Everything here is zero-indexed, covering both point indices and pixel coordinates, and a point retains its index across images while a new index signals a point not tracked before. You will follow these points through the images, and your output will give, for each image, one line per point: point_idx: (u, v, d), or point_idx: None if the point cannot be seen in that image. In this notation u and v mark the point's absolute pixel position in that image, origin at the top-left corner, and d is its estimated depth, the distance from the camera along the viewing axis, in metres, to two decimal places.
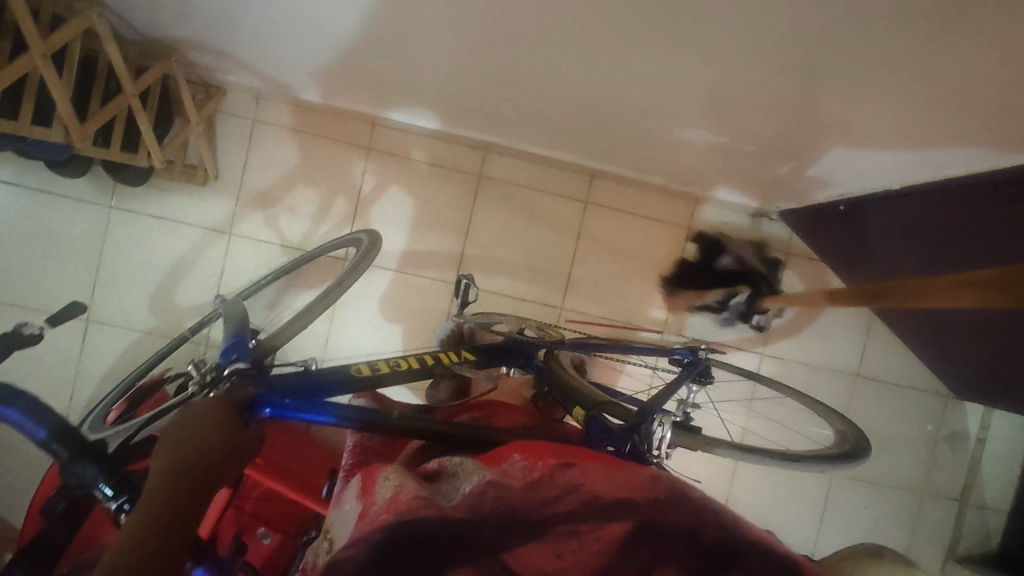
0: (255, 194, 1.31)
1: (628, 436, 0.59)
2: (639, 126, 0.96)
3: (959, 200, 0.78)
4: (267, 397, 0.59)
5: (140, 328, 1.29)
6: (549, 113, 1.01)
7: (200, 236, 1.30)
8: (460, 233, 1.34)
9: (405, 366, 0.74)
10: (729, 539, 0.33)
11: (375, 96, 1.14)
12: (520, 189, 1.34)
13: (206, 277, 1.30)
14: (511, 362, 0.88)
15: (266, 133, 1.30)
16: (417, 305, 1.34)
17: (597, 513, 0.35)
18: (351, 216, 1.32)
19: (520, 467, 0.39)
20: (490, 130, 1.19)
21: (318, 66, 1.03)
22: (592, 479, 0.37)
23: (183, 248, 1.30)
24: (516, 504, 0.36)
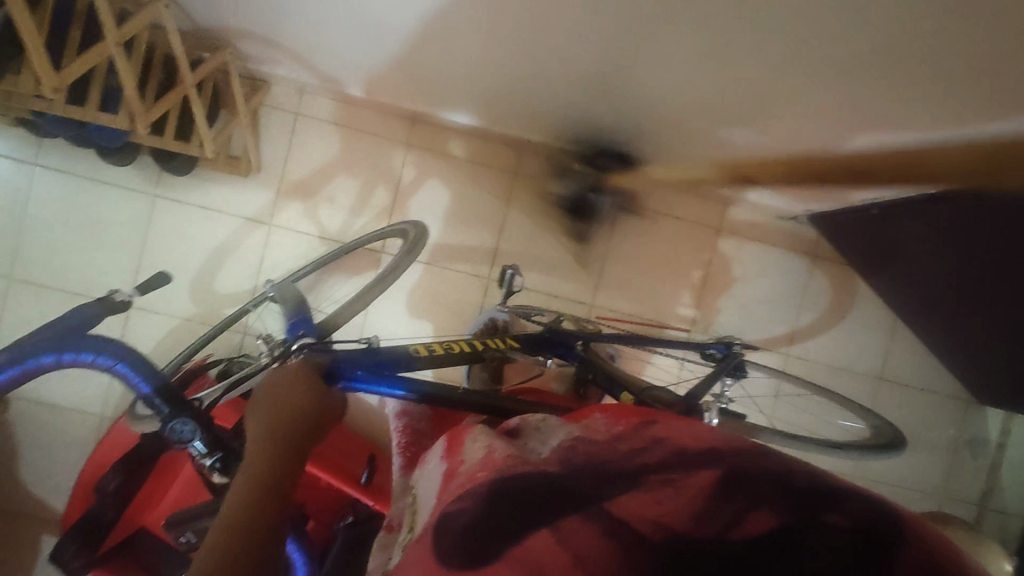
0: (293, 185, 1.31)
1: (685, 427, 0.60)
2: (690, 127, 0.97)
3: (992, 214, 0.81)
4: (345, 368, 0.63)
5: (179, 317, 1.30)
6: (601, 113, 1.01)
7: (239, 225, 1.31)
8: (495, 229, 1.35)
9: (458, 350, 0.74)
10: (819, 482, 0.32)
11: (425, 95, 1.15)
12: (557, 187, 1.35)
13: (244, 267, 1.32)
14: (550, 351, 0.83)
15: (307, 125, 1.31)
16: (451, 299, 1.35)
17: (690, 461, 0.34)
18: (389, 208, 1.33)
19: (604, 421, 0.39)
20: (533, 128, 1.20)
21: (374, 63, 1.04)
22: (673, 433, 0.36)
23: (221, 238, 1.31)
24: (608, 454, 0.35)
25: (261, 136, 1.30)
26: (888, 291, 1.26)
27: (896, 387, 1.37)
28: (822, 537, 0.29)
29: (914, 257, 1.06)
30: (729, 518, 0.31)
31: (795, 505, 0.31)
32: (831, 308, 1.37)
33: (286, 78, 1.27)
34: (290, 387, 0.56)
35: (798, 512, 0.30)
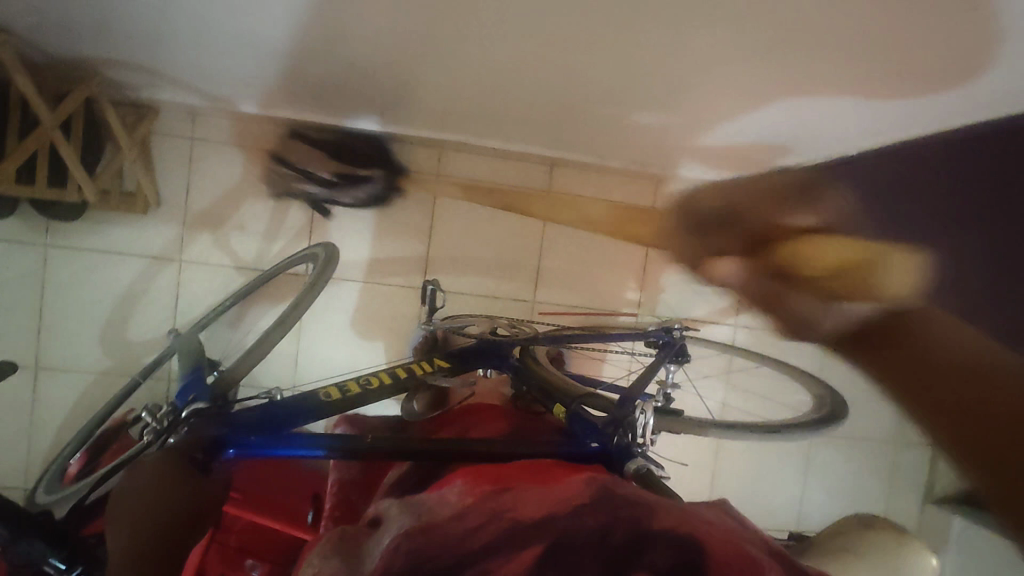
0: (198, 215, 1.29)
1: (616, 431, 0.74)
2: (582, 107, 0.99)
3: None
4: (231, 439, 0.71)
5: (101, 361, 1.30)
6: (483, 99, 1.02)
7: (144, 266, 1.29)
8: (422, 236, 1.35)
9: (375, 384, 0.87)
10: (632, 537, 0.46)
11: (314, 103, 1.13)
12: (477, 188, 1.34)
13: (163, 306, 1.30)
14: (486, 362, 1.02)
15: (206, 151, 1.28)
16: (383, 315, 1.36)
17: (512, 545, 0.46)
18: (306, 228, 1.32)
19: (444, 511, 0.50)
20: (443, 129, 1.19)
21: (253, 70, 1.02)
22: (505, 516, 0.49)
23: (129, 279, 1.29)
24: (434, 551, 0.46)
25: (157, 168, 1.26)
26: None
27: None
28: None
29: None
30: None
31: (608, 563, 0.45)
32: None
33: (174, 104, 1.23)
34: (154, 472, 0.64)
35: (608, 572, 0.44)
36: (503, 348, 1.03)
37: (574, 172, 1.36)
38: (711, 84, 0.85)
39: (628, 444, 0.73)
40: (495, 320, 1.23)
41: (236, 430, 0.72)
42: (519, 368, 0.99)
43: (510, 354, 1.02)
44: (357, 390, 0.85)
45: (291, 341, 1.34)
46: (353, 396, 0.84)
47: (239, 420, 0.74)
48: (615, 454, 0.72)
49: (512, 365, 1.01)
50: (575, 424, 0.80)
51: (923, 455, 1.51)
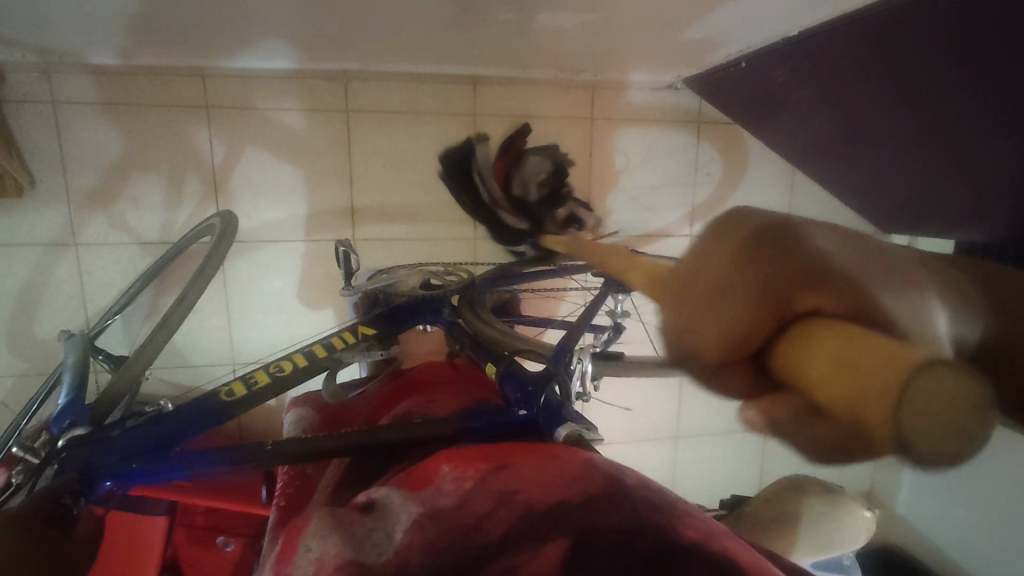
0: (85, 193, 0.94)
1: (542, 388, 0.58)
2: (548, 50, 0.89)
3: (786, 60, 0.91)
4: (103, 469, 0.54)
5: (5, 380, 0.97)
6: (414, 42, 0.84)
7: (36, 256, 0.94)
8: (345, 181, 1.00)
9: (290, 368, 0.67)
10: (664, 546, 0.34)
11: (198, 39, 0.81)
12: (395, 119, 1.00)
13: (66, 307, 0.97)
14: (417, 320, 0.83)
15: (78, 116, 0.91)
16: (315, 293, 1.03)
17: (534, 540, 0.36)
18: (212, 192, 0.97)
19: (451, 488, 0.41)
20: (361, 54, 0.88)
21: (108, 15, 0.72)
22: (523, 485, 0.40)
23: (18, 274, 0.94)
24: (454, 542, 0.37)
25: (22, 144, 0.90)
26: (780, 141, 1.09)
27: None
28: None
29: (796, 104, 0.98)
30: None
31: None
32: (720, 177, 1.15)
33: (13, 60, 0.85)
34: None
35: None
36: (437, 302, 0.84)
37: (503, 92, 1.03)
38: (731, 25, 0.81)
39: (561, 401, 0.57)
40: (425, 266, 0.97)
41: (110, 459, 0.55)
42: (455, 323, 0.83)
43: (444, 308, 0.84)
44: (266, 381, 0.65)
45: (220, 316, 1.00)
46: (265, 391, 0.65)
47: (121, 440, 0.57)
48: (543, 417, 0.56)
49: (447, 321, 0.84)
50: (508, 386, 0.63)
51: None
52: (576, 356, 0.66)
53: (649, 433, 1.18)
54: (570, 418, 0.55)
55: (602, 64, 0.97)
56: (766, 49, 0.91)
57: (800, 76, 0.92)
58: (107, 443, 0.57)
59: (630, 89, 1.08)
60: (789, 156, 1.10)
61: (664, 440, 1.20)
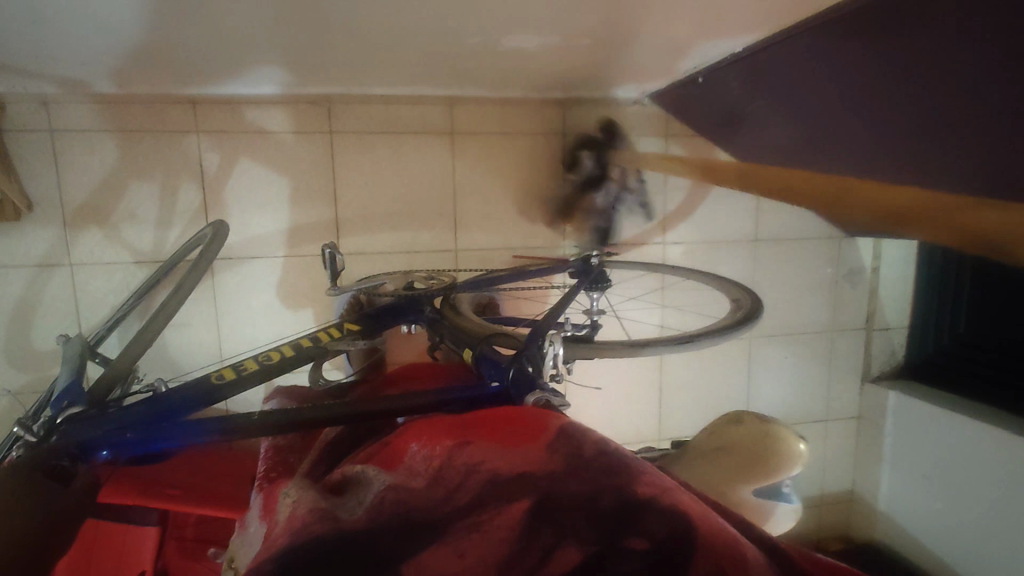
0: (79, 214, 0.98)
1: (513, 362, 0.61)
2: (518, 71, 0.95)
3: (742, 72, 0.98)
4: (99, 440, 0.60)
5: (2, 394, 0.99)
6: (392, 66, 0.90)
7: (32, 274, 0.98)
8: (329, 197, 1.05)
9: (277, 357, 0.71)
10: (622, 501, 0.38)
11: (186, 68, 0.86)
12: (376, 137, 1.05)
13: (60, 323, 1.00)
14: (400, 320, 0.87)
15: (73, 141, 0.96)
16: (302, 304, 1.06)
17: (498, 500, 0.40)
18: (202, 210, 1.01)
19: (422, 464, 0.44)
20: (341, 78, 0.94)
21: (101, 47, 0.77)
22: (487, 457, 0.43)
23: (14, 292, 0.98)
24: (421, 502, 0.41)
25: (20, 168, 0.94)
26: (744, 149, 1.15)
27: (845, 335, 1.30)
28: (623, 557, 0.34)
29: (753, 114, 1.05)
30: (545, 550, 0.36)
31: (587, 525, 0.37)
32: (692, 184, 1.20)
33: (14, 90, 0.91)
34: None
35: (603, 538, 0.36)
36: (418, 301, 0.88)
37: (479, 111, 1.09)
38: (687, 43, 0.87)
39: (531, 374, 0.60)
40: (409, 274, 1.01)
41: (107, 429, 0.61)
42: (436, 320, 0.85)
43: (426, 307, 0.88)
44: (253, 368, 0.69)
45: (209, 327, 1.03)
46: (251, 376, 0.68)
47: (117, 415, 0.62)
48: (515, 387, 0.59)
49: (428, 319, 0.87)
50: (485, 366, 0.67)
51: (856, 339, 1.31)
52: (549, 339, 0.64)
53: (633, 434, 1.21)
54: (540, 387, 0.58)
55: (570, 83, 1.03)
56: (718, 64, 0.98)
57: (754, 86, 0.99)
58: (104, 417, 0.62)
59: (601, 105, 1.14)
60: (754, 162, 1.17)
61: (646, 443, 1.22)
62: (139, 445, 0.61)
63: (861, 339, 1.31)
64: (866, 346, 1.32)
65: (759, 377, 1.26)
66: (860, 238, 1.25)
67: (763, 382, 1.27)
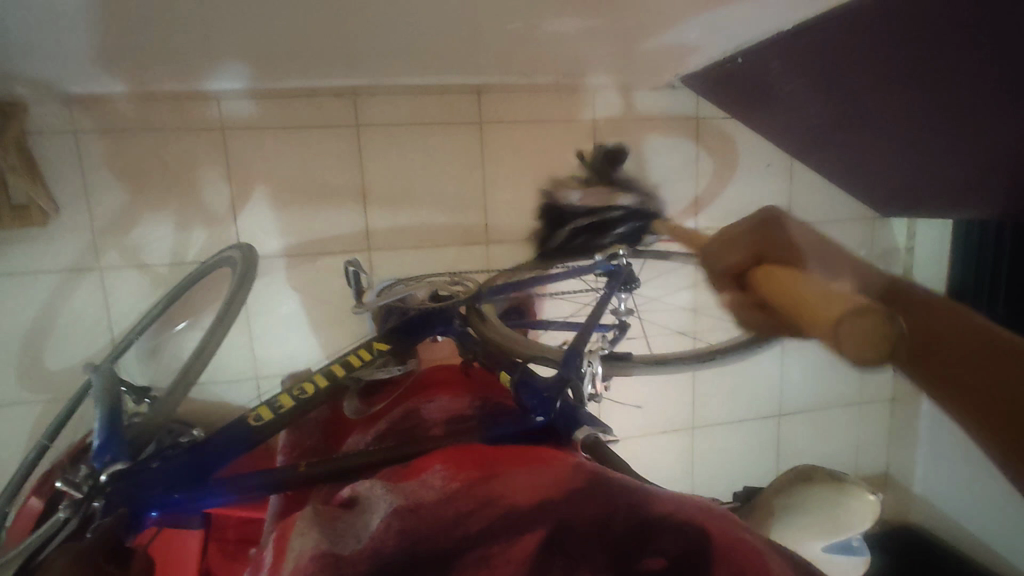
0: (105, 218, 0.97)
1: (557, 395, 0.70)
2: (548, 56, 0.92)
3: (790, 53, 0.93)
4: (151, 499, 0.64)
5: (35, 404, 0.99)
6: (419, 54, 0.88)
7: (61, 281, 0.97)
8: (356, 195, 1.03)
9: (311, 391, 0.75)
10: (637, 520, 0.39)
11: (211, 63, 0.84)
12: (403, 131, 1.03)
13: (90, 330, 0.99)
14: (429, 331, 0.88)
15: (97, 144, 0.94)
16: (329, 304, 1.05)
17: (511, 532, 0.39)
18: (228, 212, 1.00)
19: (436, 481, 0.46)
20: (367, 69, 0.92)
21: (127, 43, 0.75)
22: (508, 487, 0.44)
23: (42, 301, 0.97)
24: (442, 527, 0.41)
25: (43, 172, 0.93)
26: (775, 131, 1.14)
27: None
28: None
29: (790, 96, 1.02)
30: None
31: (608, 551, 0.38)
32: (721, 172, 1.18)
33: (38, 93, 0.89)
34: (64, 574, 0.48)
35: (616, 565, 0.37)
36: (448, 313, 0.89)
37: (507, 101, 1.06)
38: (723, 23, 0.85)
39: (573, 405, 0.70)
40: (430, 278, 1.01)
41: (154, 489, 0.64)
42: (465, 334, 0.90)
43: (455, 318, 0.90)
44: (290, 404, 0.74)
45: (240, 332, 1.03)
46: (290, 413, 0.73)
47: (156, 472, 0.65)
48: (560, 420, 0.69)
49: (458, 331, 0.91)
50: (524, 394, 0.74)
51: None
52: (587, 359, 0.79)
53: (666, 427, 1.20)
54: (583, 420, 0.69)
55: (601, 69, 1.01)
56: (765, 42, 0.94)
57: (796, 67, 0.95)
58: (144, 475, 0.65)
59: (630, 91, 1.11)
60: (785, 146, 1.15)
61: (679, 432, 1.21)
62: (186, 502, 0.65)
63: None
64: None
65: (792, 365, 1.25)
66: (894, 219, 1.23)
67: (797, 370, 1.25)
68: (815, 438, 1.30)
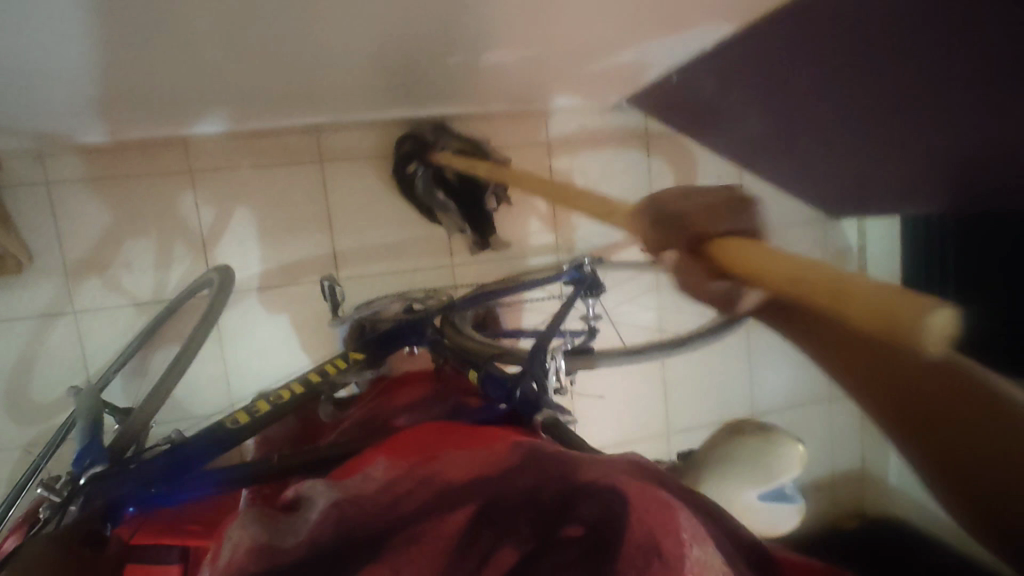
0: (77, 262, 0.99)
1: (518, 385, 0.75)
2: (496, 87, 0.98)
3: (719, 67, 1.01)
4: (127, 495, 0.66)
5: (12, 450, 1.00)
6: (373, 91, 0.92)
7: (39, 325, 0.99)
8: (322, 225, 1.07)
9: (288, 396, 0.81)
10: (560, 493, 0.44)
11: (175, 110, 0.88)
12: (365, 163, 1.08)
13: (67, 372, 1.01)
14: (403, 342, 0.95)
15: (69, 192, 0.98)
16: (303, 333, 1.08)
17: (445, 509, 0.44)
18: (199, 249, 1.03)
19: (377, 474, 0.49)
20: (326, 108, 0.97)
21: (93, 98, 0.79)
22: (442, 474, 0.47)
23: (19, 347, 0.99)
24: (379, 512, 0.44)
25: (16, 222, 0.96)
26: (721, 142, 1.20)
27: None
28: (562, 548, 0.40)
29: (729, 106, 1.10)
30: (487, 550, 0.40)
31: (535, 523, 0.42)
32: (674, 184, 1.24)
33: (10, 147, 0.93)
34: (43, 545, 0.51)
35: (539, 533, 0.41)
36: (419, 325, 0.95)
37: (461, 131, 1.12)
38: (653, 46, 0.91)
39: (534, 394, 0.74)
40: (406, 293, 1.07)
41: (133, 485, 0.67)
42: (438, 341, 0.95)
43: (427, 329, 0.96)
44: (265, 409, 0.78)
45: (215, 365, 1.05)
46: (265, 416, 0.78)
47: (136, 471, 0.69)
48: (523, 406, 0.73)
49: (431, 340, 0.95)
50: (490, 386, 0.79)
51: None
52: (550, 355, 0.81)
53: (641, 433, 1.22)
54: (544, 406, 0.73)
55: (549, 95, 1.07)
56: (695, 61, 1.00)
57: (728, 82, 1.03)
58: (124, 475, 0.68)
59: (579, 115, 1.17)
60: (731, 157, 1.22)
61: (656, 438, 1.23)
62: (163, 498, 0.67)
63: None
64: None
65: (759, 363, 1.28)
66: (845, 219, 1.29)
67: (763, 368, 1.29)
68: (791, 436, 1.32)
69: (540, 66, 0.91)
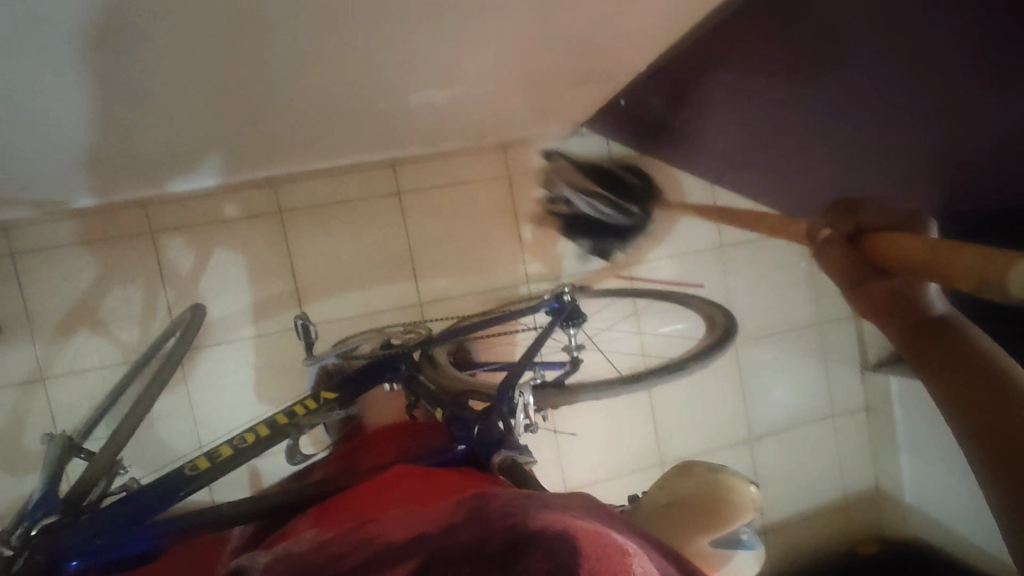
0: (43, 330, 0.99)
1: (478, 421, 0.71)
2: (448, 126, 0.98)
3: (672, 80, 0.97)
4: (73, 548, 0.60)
5: None
6: (323, 142, 0.92)
7: (4, 397, 0.98)
8: (287, 275, 1.06)
9: (253, 439, 0.74)
10: (511, 536, 0.37)
11: (128, 177, 0.89)
12: (326, 210, 1.07)
13: (34, 442, 0.99)
14: (380, 380, 0.88)
15: (33, 263, 0.98)
16: (273, 385, 1.05)
17: (382, 566, 0.37)
18: (164, 309, 1.02)
19: (312, 538, 0.43)
20: (281, 162, 0.97)
21: (40, 173, 0.80)
22: (383, 529, 0.41)
23: None
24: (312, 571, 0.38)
25: None
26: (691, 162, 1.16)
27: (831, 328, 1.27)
28: None
29: (687, 125, 1.06)
30: None
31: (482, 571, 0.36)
32: None
33: None
34: None
35: None
36: (396, 359, 0.89)
37: (422, 170, 1.11)
38: (600, 72, 0.90)
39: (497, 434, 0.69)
40: (384, 329, 1.03)
41: (80, 537, 0.61)
42: (414, 378, 0.88)
43: (403, 364, 0.89)
44: (228, 453, 0.73)
45: (186, 422, 1.03)
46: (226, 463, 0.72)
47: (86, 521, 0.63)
48: (480, 447, 0.69)
49: (407, 376, 0.89)
50: (454, 426, 0.75)
51: (843, 331, 1.27)
52: (518, 390, 0.77)
53: (632, 464, 1.16)
54: (504, 447, 0.68)
55: (505, 128, 1.06)
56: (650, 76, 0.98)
57: (678, 99, 1.01)
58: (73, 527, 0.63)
59: (542, 144, 1.16)
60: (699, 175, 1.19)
61: (647, 470, 1.18)
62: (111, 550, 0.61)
63: (848, 329, 1.27)
64: (856, 335, 1.28)
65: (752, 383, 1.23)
66: None
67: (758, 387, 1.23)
68: (793, 458, 1.25)
69: (486, 101, 0.90)
